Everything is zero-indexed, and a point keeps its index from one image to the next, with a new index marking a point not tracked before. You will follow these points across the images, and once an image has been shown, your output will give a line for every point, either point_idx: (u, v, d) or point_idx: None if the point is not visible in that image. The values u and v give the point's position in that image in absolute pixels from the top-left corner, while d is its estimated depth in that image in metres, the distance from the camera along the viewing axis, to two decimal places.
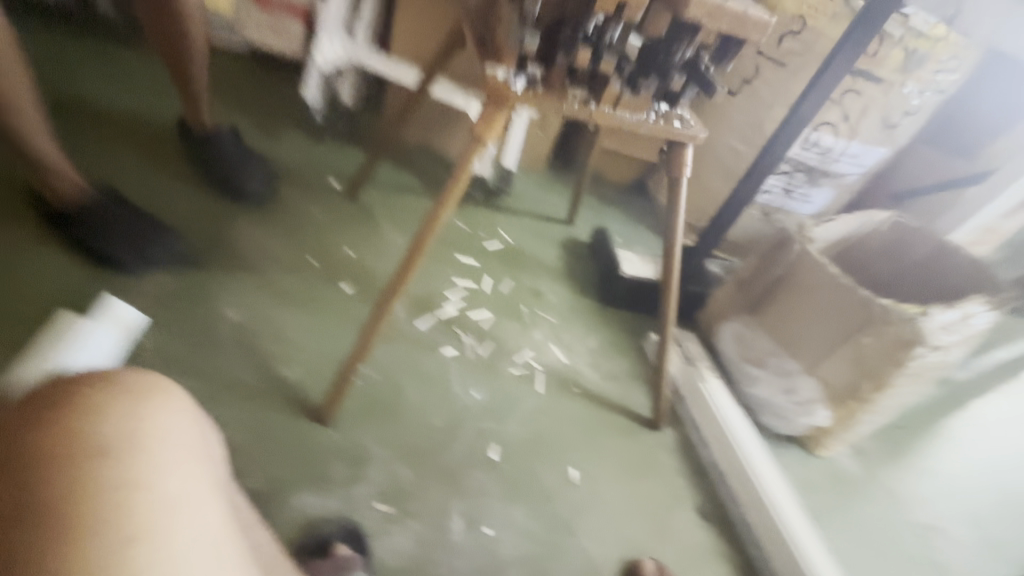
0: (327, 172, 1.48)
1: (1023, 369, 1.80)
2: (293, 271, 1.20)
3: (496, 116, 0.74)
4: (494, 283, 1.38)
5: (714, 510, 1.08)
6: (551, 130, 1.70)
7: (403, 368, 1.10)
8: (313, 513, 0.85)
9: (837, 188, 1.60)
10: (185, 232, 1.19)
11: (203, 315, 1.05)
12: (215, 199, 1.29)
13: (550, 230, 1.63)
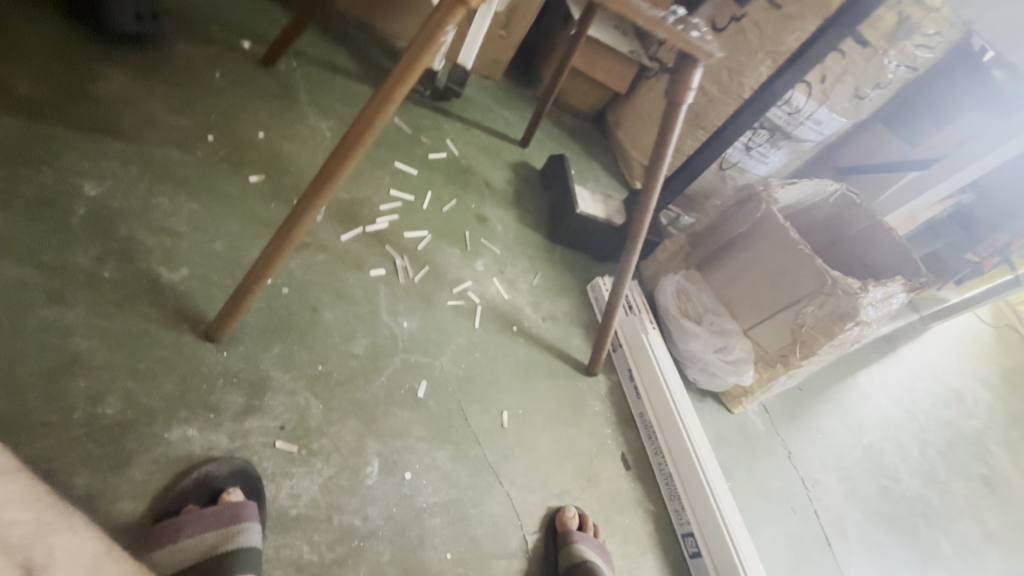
0: (237, 28, 1.17)
1: (902, 347, 2.00)
2: (181, 146, 0.94)
3: None
4: (436, 201, 1.21)
5: (637, 460, 1.07)
6: (517, 34, 1.48)
7: (320, 285, 0.93)
8: (193, 449, 0.69)
9: (793, 154, 1.59)
10: (20, 67, 0.87)
11: (43, 184, 0.79)
12: (71, 30, 0.96)
13: (502, 150, 1.46)
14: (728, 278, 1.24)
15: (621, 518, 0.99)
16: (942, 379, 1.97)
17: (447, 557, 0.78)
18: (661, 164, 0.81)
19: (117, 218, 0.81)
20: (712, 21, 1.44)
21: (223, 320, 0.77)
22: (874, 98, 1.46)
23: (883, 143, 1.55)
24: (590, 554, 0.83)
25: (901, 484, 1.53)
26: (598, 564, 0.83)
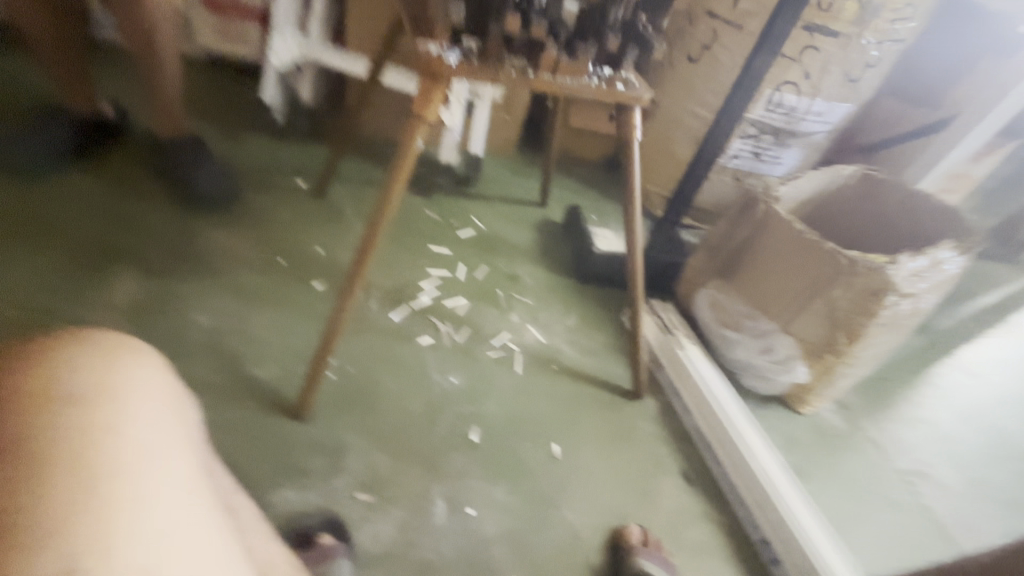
0: (295, 173, 1.47)
1: (1007, 314, 1.81)
2: (262, 272, 1.20)
3: (434, 92, 0.74)
4: (469, 270, 1.38)
5: (698, 474, 1.09)
6: (517, 113, 1.70)
7: (379, 360, 1.10)
8: (293, 508, 0.86)
9: (806, 148, 1.60)
10: (149, 242, 1.18)
11: (171, 323, 1.05)
12: (178, 207, 1.28)
13: (524, 212, 1.62)
14: (754, 280, 1.25)
15: (690, 533, 1.00)
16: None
17: None
18: (634, 190, 0.94)
19: (222, 338, 1.06)
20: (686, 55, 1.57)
21: (305, 400, 0.95)
22: (868, 76, 1.47)
23: (900, 115, 1.56)
24: (651, 567, 0.86)
25: None
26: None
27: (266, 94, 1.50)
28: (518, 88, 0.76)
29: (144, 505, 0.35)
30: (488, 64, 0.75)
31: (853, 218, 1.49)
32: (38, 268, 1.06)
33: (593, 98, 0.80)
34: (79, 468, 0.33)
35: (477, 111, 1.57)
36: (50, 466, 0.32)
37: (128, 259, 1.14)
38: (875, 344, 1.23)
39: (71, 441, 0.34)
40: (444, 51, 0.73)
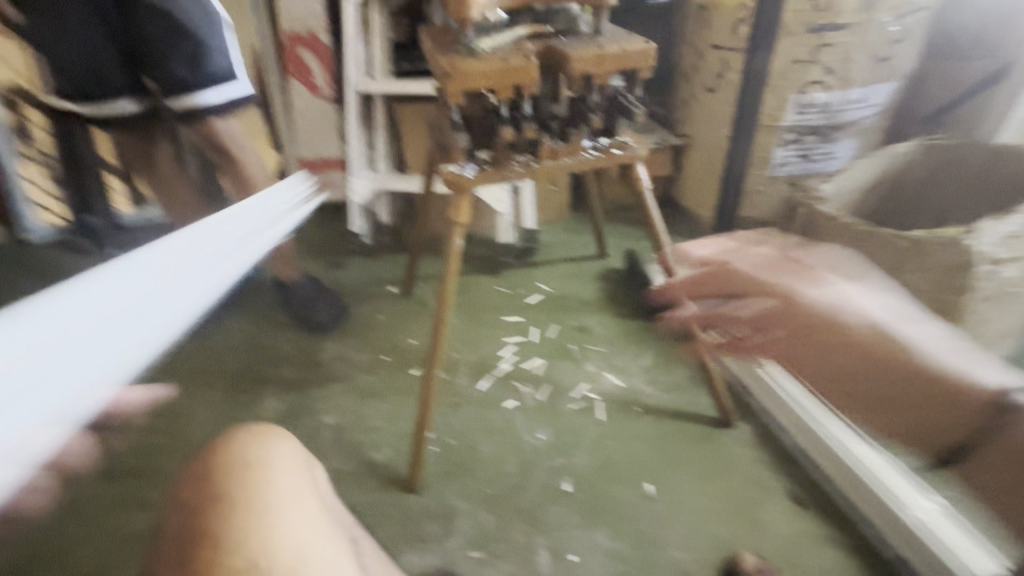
0: (386, 282, 1.74)
1: None
2: (370, 370, 1.43)
3: (462, 200, 0.91)
4: (542, 331, 1.50)
5: (809, 495, 1.04)
6: (562, 182, 1.86)
7: (473, 428, 1.24)
8: (417, 570, 0.99)
9: (860, 135, 1.53)
10: (286, 364, 1.47)
11: (307, 426, 1.29)
12: (303, 331, 1.57)
13: (586, 267, 1.73)
14: None
15: (809, 559, 0.96)
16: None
17: None
18: (658, 230, 1.06)
19: (346, 432, 1.27)
20: (704, 86, 1.64)
21: (414, 474, 1.10)
22: (901, 50, 1.42)
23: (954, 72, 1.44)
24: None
25: None
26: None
27: (352, 224, 1.82)
28: (525, 178, 0.90)
29: (281, 532, 0.58)
30: (499, 167, 0.90)
31: (936, 193, 1.36)
32: (214, 401, 1.38)
33: (596, 167, 0.92)
34: (248, 511, 0.59)
35: (524, 191, 1.77)
36: (233, 507, 0.59)
37: (273, 381, 1.42)
38: (993, 320, 1.10)
39: (244, 490, 0.61)
40: (462, 167, 0.90)
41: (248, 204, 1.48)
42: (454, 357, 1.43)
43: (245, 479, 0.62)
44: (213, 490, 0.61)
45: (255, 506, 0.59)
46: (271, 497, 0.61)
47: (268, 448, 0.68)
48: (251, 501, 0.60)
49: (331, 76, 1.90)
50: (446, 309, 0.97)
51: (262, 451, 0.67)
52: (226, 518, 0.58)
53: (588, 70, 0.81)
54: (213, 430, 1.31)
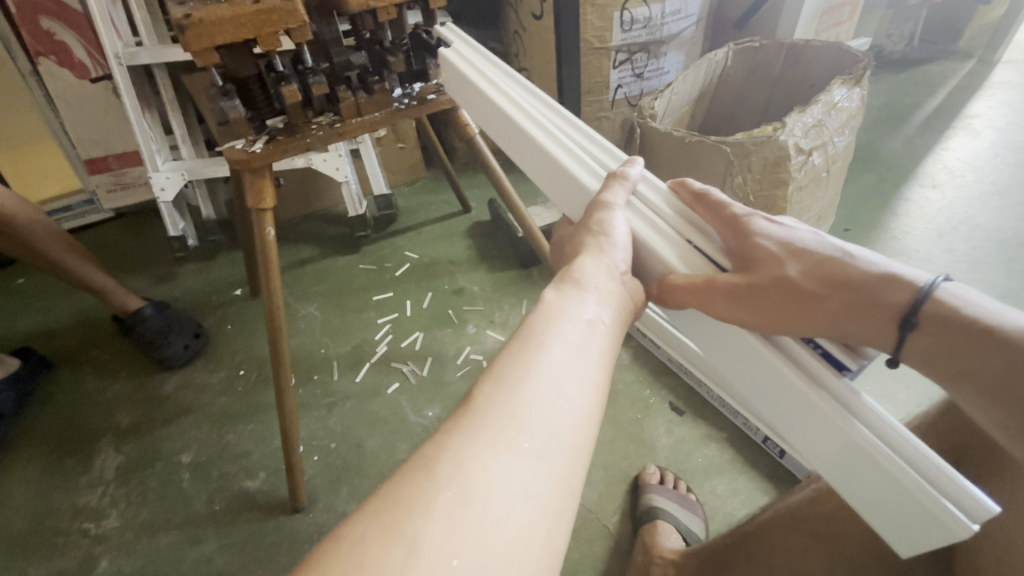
0: (229, 285, 1.53)
1: (947, 128, 1.79)
2: (228, 390, 1.25)
3: (263, 180, 0.78)
4: (416, 303, 1.40)
5: (687, 403, 1.10)
6: (409, 139, 1.73)
7: (357, 423, 1.15)
8: None
9: (682, 48, 1.57)
10: (120, 408, 1.24)
11: (161, 471, 1.11)
12: (144, 365, 1.33)
13: (453, 225, 1.63)
14: None
15: (692, 460, 1.01)
16: (993, 129, 1.77)
17: None
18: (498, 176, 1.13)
19: (209, 466, 1.11)
20: (531, 13, 1.55)
21: (295, 493, 1.00)
22: None
23: None
24: (659, 501, 0.88)
25: (1013, 250, 1.35)
26: (670, 509, 0.88)
27: (171, 229, 1.54)
28: (330, 142, 0.80)
29: (543, 381, 0.42)
30: (296, 135, 0.79)
31: (751, 95, 1.46)
32: (31, 473, 1.12)
33: (410, 119, 0.83)
34: (524, 379, 0.41)
35: (366, 155, 1.57)
36: (516, 382, 0.41)
37: (106, 432, 1.19)
38: (810, 207, 1.21)
39: (522, 361, 0.43)
40: (250, 142, 0.77)
41: (21, 246, 1.20)
42: (323, 352, 1.30)
43: (526, 374, 0.42)
44: (504, 378, 0.42)
45: (515, 377, 0.41)
46: (529, 372, 0.42)
47: (535, 358, 0.43)
48: (519, 383, 0.41)
49: (94, 50, 1.52)
50: (277, 309, 0.84)
51: (507, 377, 0.42)
52: (502, 396, 0.40)
53: (368, 5, 0.69)
54: (34, 510, 1.06)
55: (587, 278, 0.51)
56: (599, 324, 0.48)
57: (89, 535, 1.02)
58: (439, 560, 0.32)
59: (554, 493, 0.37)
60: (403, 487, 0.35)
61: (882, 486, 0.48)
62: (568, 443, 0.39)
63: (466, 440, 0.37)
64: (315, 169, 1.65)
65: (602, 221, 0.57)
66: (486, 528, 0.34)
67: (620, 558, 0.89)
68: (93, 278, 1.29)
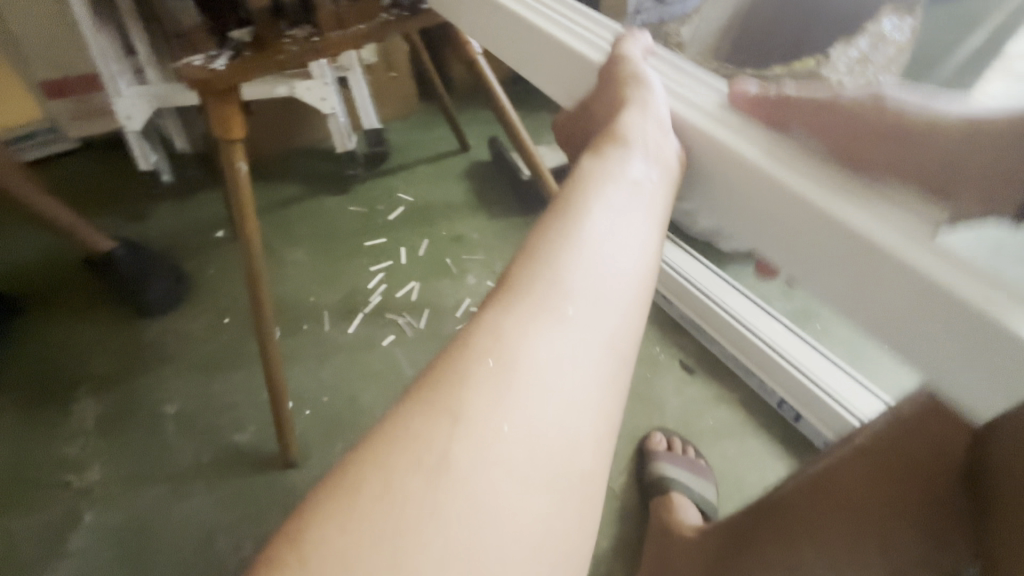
0: (209, 226, 1.42)
1: None
2: (212, 338, 1.18)
3: (232, 108, 0.67)
4: (411, 250, 1.31)
5: (698, 361, 1.05)
6: (403, 67, 1.56)
7: (350, 377, 1.09)
8: None
9: None
10: (98, 355, 1.16)
11: (144, 423, 1.05)
12: (120, 311, 1.24)
13: (450, 165, 1.51)
14: None
15: (703, 423, 0.97)
16: None
17: None
18: (507, 112, 1.00)
19: (194, 418, 1.06)
20: None
21: (285, 449, 0.95)
22: None
23: None
24: (670, 470, 0.85)
25: None
26: (681, 478, 0.85)
27: (141, 163, 1.42)
28: (307, 60, 0.67)
29: (585, 249, 0.38)
30: (265, 50, 0.67)
31: (785, 25, 1.31)
32: (5, 421, 1.06)
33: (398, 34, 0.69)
34: (564, 248, 0.38)
35: (354, 84, 1.42)
36: (556, 254, 0.37)
37: (83, 380, 1.12)
38: None
39: (560, 231, 0.39)
40: (211, 59, 0.65)
41: None
42: (312, 301, 1.21)
43: (562, 245, 0.38)
44: (536, 253, 0.38)
45: (551, 248, 0.38)
46: (567, 242, 0.38)
47: (575, 227, 0.39)
48: (554, 253, 0.37)
49: None
50: (257, 258, 0.76)
51: (541, 249, 0.38)
52: (536, 269, 0.37)
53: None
54: (12, 460, 1.01)
55: (635, 135, 0.43)
56: (648, 186, 0.42)
57: (71, 487, 0.97)
58: (486, 426, 0.30)
59: (602, 353, 0.35)
60: (443, 363, 0.33)
61: (934, 312, 0.30)
62: (613, 307, 0.36)
63: (504, 311, 0.35)
64: (298, 100, 1.50)
65: (633, 75, 0.47)
66: (528, 391, 0.32)
67: (627, 521, 0.87)
68: (57, 215, 1.18)
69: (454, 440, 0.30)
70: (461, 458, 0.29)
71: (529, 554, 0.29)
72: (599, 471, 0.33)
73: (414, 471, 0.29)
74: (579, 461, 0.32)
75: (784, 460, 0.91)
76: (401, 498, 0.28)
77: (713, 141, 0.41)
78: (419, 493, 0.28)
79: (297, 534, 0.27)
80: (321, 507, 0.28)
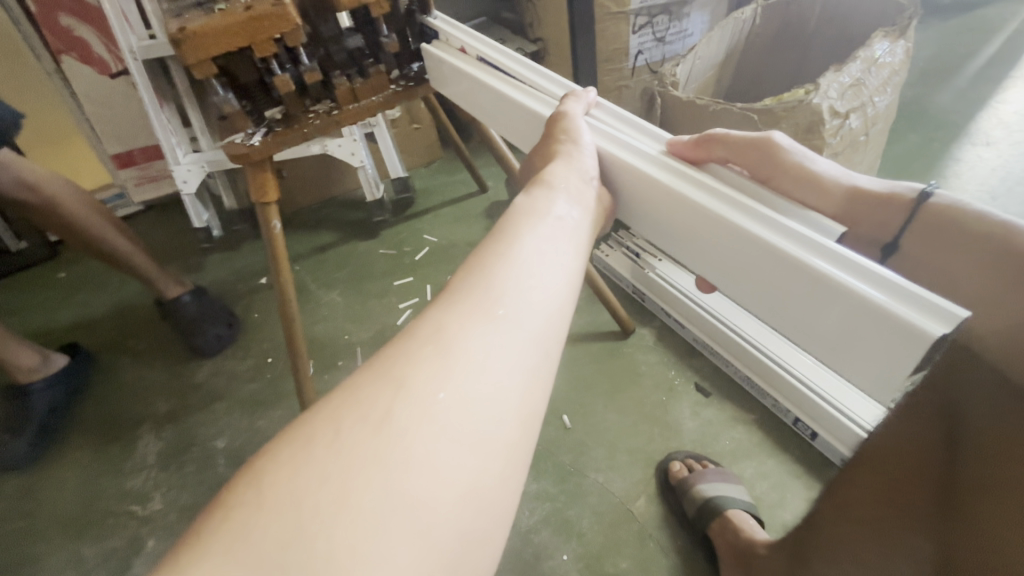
0: (254, 274, 1.56)
1: (1004, 78, 1.64)
2: (257, 377, 1.29)
3: (266, 174, 0.79)
4: (436, 287, 1.39)
5: (714, 384, 1.07)
6: (425, 119, 1.70)
7: None
8: None
9: (706, 7, 1.48)
10: (158, 396, 1.28)
11: (198, 456, 1.15)
12: (177, 355, 1.37)
13: (470, 206, 1.61)
14: None
15: (720, 445, 0.98)
16: None
17: (564, 558, 0.88)
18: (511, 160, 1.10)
19: (240, 452, 1.15)
20: None
21: None
22: None
23: None
24: (699, 492, 0.86)
25: None
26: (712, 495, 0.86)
27: (195, 221, 1.56)
28: (328, 130, 0.80)
29: (517, 261, 0.40)
30: (293, 124, 0.79)
31: (783, 54, 1.37)
32: (80, 458, 1.19)
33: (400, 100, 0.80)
34: (495, 259, 0.40)
35: (380, 137, 1.54)
36: (488, 264, 0.40)
37: (146, 419, 1.24)
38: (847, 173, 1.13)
39: (493, 247, 0.42)
40: (248, 136, 0.78)
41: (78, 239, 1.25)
42: (346, 338, 1.31)
43: (494, 260, 0.40)
44: (471, 266, 0.41)
45: (484, 260, 0.41)
46: (499, 256, 0.41)
47: (509, 244, 0.42)
48: (486, 265, 0.40)
49: (112, 46, 1.53)
50: (289, 302, 0.85)
51: (476, 260, 0.41)
52: (470, 277, 0.39)
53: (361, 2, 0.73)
54: (85, 493, 1.12)
55: (558, 179, 0.49)
56: (571, 219, 0.46)
57: (135, 517, 1.07)
58: (424, 396, 0.32)
59: (534, 353, 0.37)
60: (383, 353, 0.35)
61: (855, 312, 0.38)
62: (542, 312, 0.39)
63: (445, 310, 0.37)
64: (332, 156, 1.64)
65: (569, 128, 0.55)
66: (466, 374, 0.33)
67: (647, 543, 0.88)
68: (138, 265, 1.31)
69: (394, 409, 0.31)
70: (400, 423, 0.31)
71: (461, 517, 0.30)
72: (528, 452, 0.35)
73: (360, 432, 0.30)
74: (507, 439, 0.33)
75: (802, 480, 0.92)
76: (343, 457, 0.29)
77: (655, 180, 0.50)
78: (358, 454, 0.29)
79: (253, 483, 0.28)
80: (263, 470, 0.29)
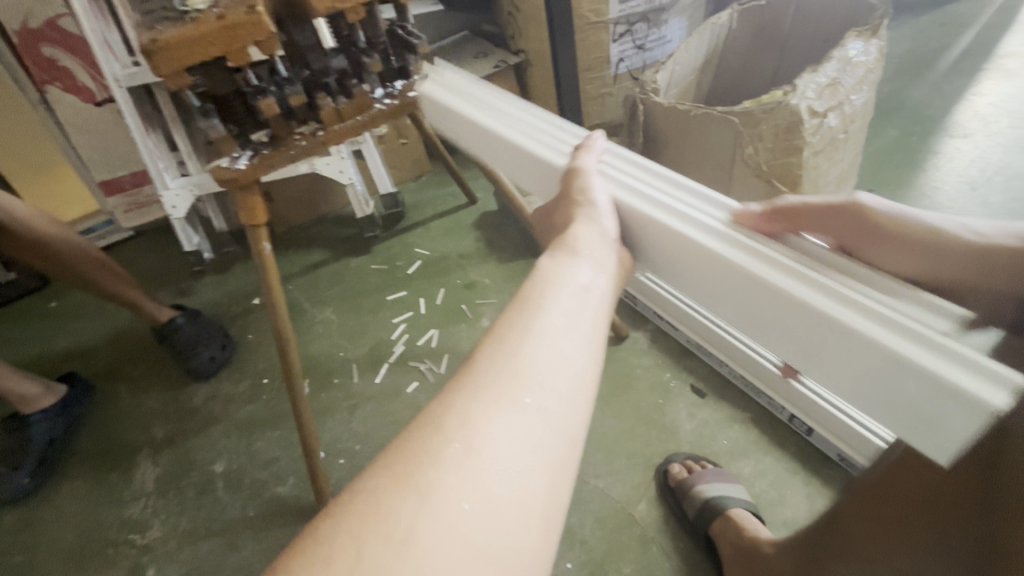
0: (247, 295, 1.55)
1: (977, 71, 1.68)
2: (254, 399, 1.28)
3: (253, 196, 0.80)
4: (429, 300, 1.40)
5: (709, 384, 1.07)
6: (412, 134, 1.71)
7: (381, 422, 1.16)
8: None
9: (684, 13, 1.50)
10: (154, 422, 1.28)
11: (196, 480, 1.15)
12: (172, 380, 1.36)
13: (460, 218, 1.62)
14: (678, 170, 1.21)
15: (717, 445, 0.99)
16: None
17: (569, 566, 0.88)
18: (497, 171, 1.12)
19: (239, 475, 1.14)
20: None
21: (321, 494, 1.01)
22: None
23: None
24: (700, 493, 0.87)
25: None
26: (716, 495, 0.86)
27: (185, 245, 1.56)
28: (315, 151, 0.82)
29: (543, 340, 0.41)
30: (280, 146, 0.81)
31: (761, 56, 1.39)
32: (76, 489, 1.17)
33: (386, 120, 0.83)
34: (523, 337, 0.41)
35: (368, 153, 1.55)
36: (514, 342, 0.40)
37: (144, 445, 1.23)
38: (828, 170, 1.15)
39: (520, 320, 0.42)
40: (235, 159, 0.79)
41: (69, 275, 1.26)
42: (341, 356, 1.31)
43: (522, 339, 0.41)
44: (503, 340, 0.41)
45: (513, 338, 0.41)
46: (524, 334, 0.41)
47: (534, 321, 0.42)
48: (514, 345, 0.40)
49: (97, 73, 1.53)
50: (282, 323, 0.86)
51: (504, 336, 0.41)
52: (497, 359, 0.40)
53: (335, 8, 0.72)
54: (83, 523, 1.11)
55: (580, 244, 0.50)
56: (593, 288, 0.47)
57: (135, 546, 1.06)
58: (449, 506, 0.32)
59: (559, 446, 0.37)
60: (410, 439, 0.36)
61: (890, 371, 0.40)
62: (564, 398, 0.39)
63: (473, 395, 0.37)
64: (320, 174, 1.65)
65: (583, 189, 0.58)
66: (490, 473, 0.34)
67: (650, 548, 0.88)
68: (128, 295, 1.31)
69: (417, 519, 0.32)
70: (425, 533, 0.31)
71: None
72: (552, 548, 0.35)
73: (381, 544, 0.31)
74: (531, 545, 0.34)
75: (800, 477, 0.92)
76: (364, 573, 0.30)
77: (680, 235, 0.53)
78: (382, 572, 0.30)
79: None
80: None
